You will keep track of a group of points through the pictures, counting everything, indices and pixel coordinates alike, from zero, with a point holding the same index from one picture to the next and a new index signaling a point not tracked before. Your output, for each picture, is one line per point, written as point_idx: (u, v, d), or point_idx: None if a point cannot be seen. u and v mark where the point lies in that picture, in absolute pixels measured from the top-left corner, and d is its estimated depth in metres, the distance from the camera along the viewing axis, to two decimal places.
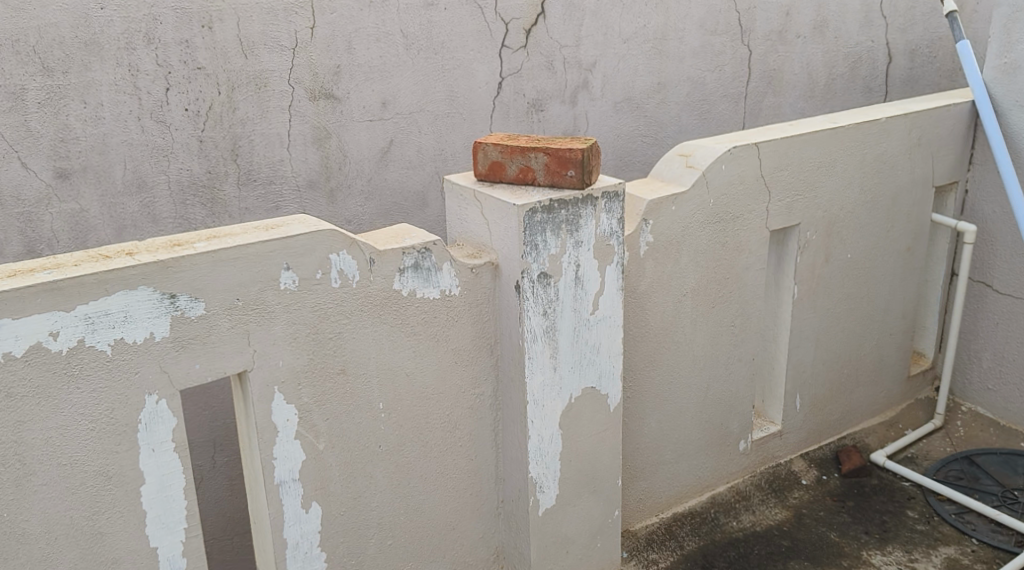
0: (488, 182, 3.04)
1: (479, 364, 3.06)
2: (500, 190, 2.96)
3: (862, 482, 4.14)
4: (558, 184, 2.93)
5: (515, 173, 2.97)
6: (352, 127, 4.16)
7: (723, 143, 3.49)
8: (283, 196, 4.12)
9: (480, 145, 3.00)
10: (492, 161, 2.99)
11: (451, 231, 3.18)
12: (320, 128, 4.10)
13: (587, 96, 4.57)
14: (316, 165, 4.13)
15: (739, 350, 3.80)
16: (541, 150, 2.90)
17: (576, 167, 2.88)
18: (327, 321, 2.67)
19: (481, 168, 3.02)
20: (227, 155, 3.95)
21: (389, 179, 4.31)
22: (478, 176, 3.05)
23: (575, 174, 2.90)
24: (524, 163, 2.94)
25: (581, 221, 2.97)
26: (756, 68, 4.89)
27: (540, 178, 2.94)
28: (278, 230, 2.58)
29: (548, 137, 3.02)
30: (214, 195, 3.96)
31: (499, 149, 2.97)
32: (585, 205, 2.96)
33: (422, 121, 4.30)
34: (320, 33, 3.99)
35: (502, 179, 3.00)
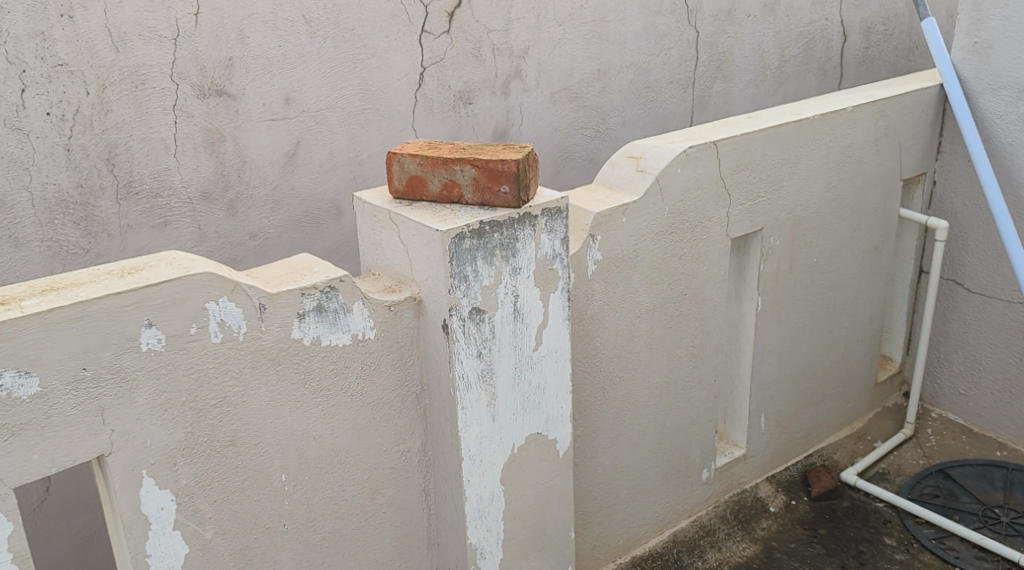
0: (407, 200, 2.57)
1: (405, 416, 2.57)
2: (421, 212, 2.47)
3: (834, 507, 3.76)
4: (491, 202, 2.48)
5: (438, 189, 2.51)
6: (250, 128, 3.63)
7: (677, 142, 3.05)
8: (172, 209, 3.58)
9: (395, 155, 2.53)
10: (411, 175, 2.52)
11: (365, 261, 2.68)
12: (212, 131, 3.57)
13: (520, 87, 4.08)
14: (209, 174, 3.60)
15: (702, 372, 3.37)
16: (469, 160, 2.45)
17: (511, 181, 2.43)
18: (208, 385, 2.16)
19: (397, 183, 2.55)
20: (102, 164, 3.40)
21: (297, 187, 3.79)
22: (395, 194, 2.57)
23: (510, 191, 2.45)
24: (450, 177, 2.49)
25: (518, 244, 2.50)
26: (704, 51, 4.44)
27: (468, 195, 2.49)
28: (137, 275, 2.06)
29: (477, 144, 2.57)
30: (88, 212, 3.41)
31: (419, 159, 2.50)
32: (521, 226, 2.50)
33: (332, 119, 3.77)
34: (206, 21, 3.43)
35: (423, 196, 2.54)
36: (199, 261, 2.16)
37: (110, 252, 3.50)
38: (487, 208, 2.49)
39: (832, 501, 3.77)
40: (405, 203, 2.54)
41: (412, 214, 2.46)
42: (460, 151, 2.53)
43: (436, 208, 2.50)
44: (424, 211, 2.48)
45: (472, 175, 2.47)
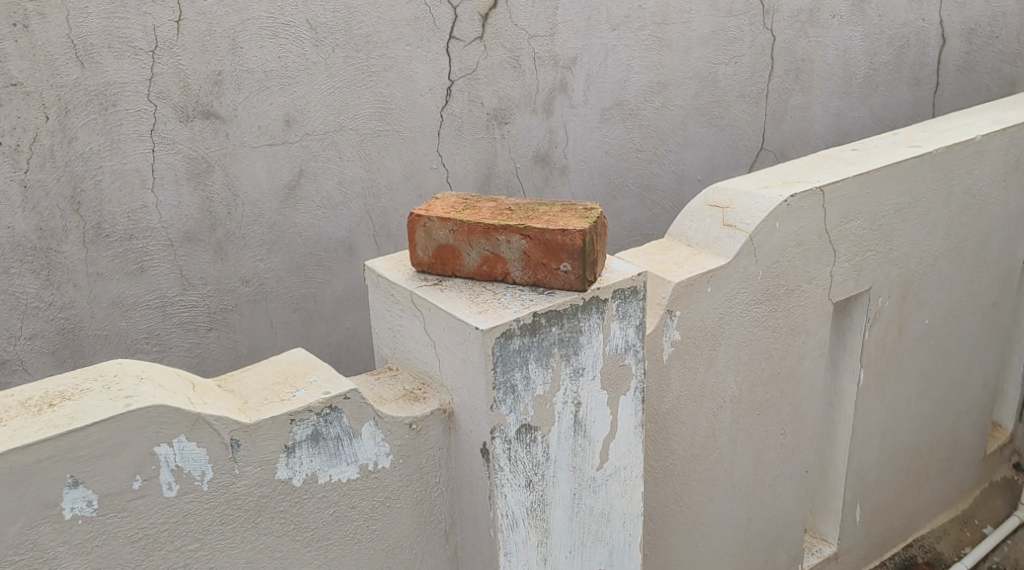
0: (434, 275, 1.97)
1: (429, 558, 1.96)
2: (455, 297, 1.86)
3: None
4: (546, 283, 1.87)
5: (476, 263, 1.91)
6: (244, 157, 3.03)
7: (774, 186, 2.41)
8: (150, 253, 3.02)
9: (418, 217, 1.92)
10: (440, 244, 1.91)
11: (379, 348, 2.08)
12: (197, 160, 2.98)
13: (565, 103, 3.45)
14: (194, 211, 3.03)
15: (792, 463, 2.75)
16: (518, 228, 1.85)
17: (576, 257, 1.82)
18: (158, 554, 1.57)
19: (421, 254, 1.94)
20: (65, 203, 2.83)
21: (300, 224, 3.20)
22: (419, 266, 1.97)
23: (573, 270, 1.83)
24: (493, 249, 1.88)
25: (581, 338, 1.89)
26: (780, 59, 3.79)
27: (516, 272, 1.88)
28: (60, 411, 1.46)
29: (526, 203, 1.96)
30: (50, 260, 2.86)
31: (451, 223, 1.89)
32: (586, 314, 1.88)
33: (344, 143, 3.15)
34: (190, 28, 2.82)
35: (455, 271, 1.93)
36: (162, 395, 1.53)
37: (77, 305, 2.96)
38: (541, 289, 1.88)
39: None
40: (435, 283, 1.92)
41: (444, 301, 1.84)
42: (505, 213, 1.92)
43: (476, 291, 1.89)
44: (459, 294, 1.87)
45: (522, 246, 1.86)
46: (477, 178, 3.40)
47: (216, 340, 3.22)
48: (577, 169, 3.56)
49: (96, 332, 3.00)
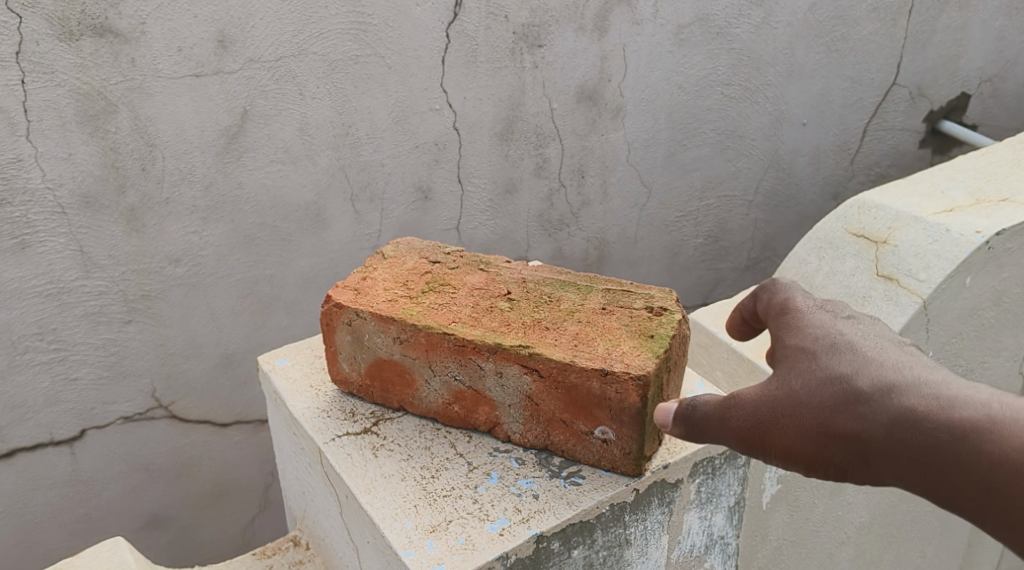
0: (370, 396, 1.51)
1: None
2: (408, 484, 1.37)
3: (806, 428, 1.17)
4: (556, 437, 1.39)
5: (441, 394, 1.44)
6: (160, 92, 2.10)
7: (955, 214, 1.84)
8: (33, 223, 2.10)
9: (352, 307, 1.43)
10: (386, 351, 1.44)
11: (319, 504, 1.54)
12: (91, 95, 2.04)
13: (626, 17, 2.49)
14: (92, 166, 2.11)
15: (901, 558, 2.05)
16: (519, 356, 1.34)
17: (615, 416, 1.32)
18: None
19: (354, 358, 1.48)
20: None
21: (246, 187, 2.28)
22: (343, 379, 1.51)
23: (614, 433, 1.33)
24: (473, 376, 1.40)
25: (645, 542, 1.43)
26: None
27: (509, 415, 1.40)
28: None
29: (528, 293, 1.46)
30: None
31: (408, 328, 1.40)
32: (654, 510, 1.41)
33: (305, 73, 2.21)
34: None
35: (413, 394, 1.47)
36: None
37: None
38: (544, 445, 1.41)
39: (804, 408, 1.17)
40: (369, 433, 1.46)
41: (387, 494, 1.36)
42: (493, 313, 1.41)
43: (440, 460, 1.41)
44: (410, 461, 1.42)
45: (523, 383, 1.37)
46: (498, 122, 2.48)
47: (138, 336, 2.34)
48: (638, 110, 2.65)
49: None
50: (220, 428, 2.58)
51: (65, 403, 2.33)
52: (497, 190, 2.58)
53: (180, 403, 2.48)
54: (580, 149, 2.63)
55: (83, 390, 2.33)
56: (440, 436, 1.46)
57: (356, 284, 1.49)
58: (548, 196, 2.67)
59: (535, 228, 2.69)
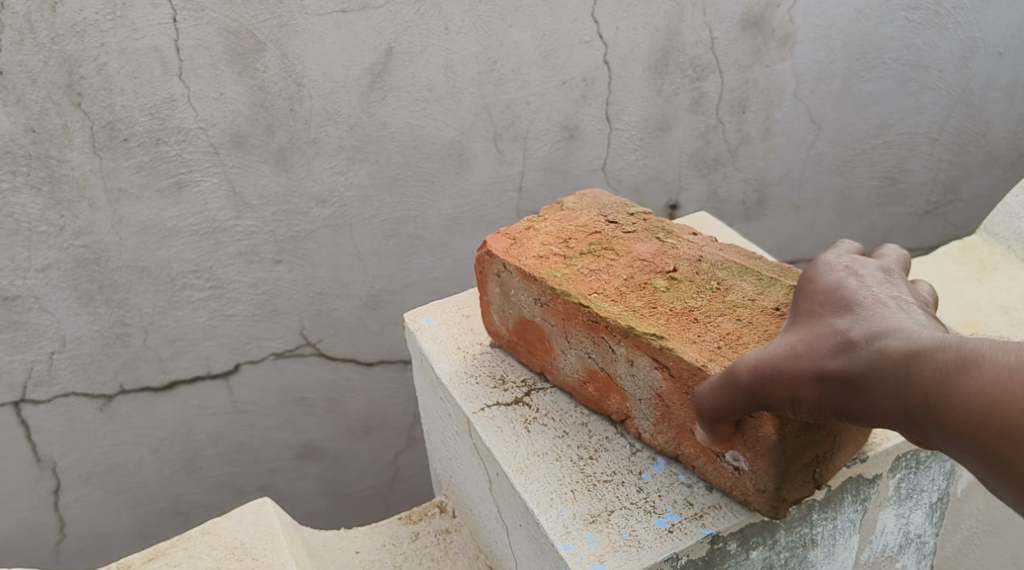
0: (520, 356, 1.52)
1: None
2: (564, 465, 1.34)
3: (826, 388, 1.07)
4: (686, 446, 1.29)
5: (575, 369, 1.40)
6: (307, 30, 2.04)
7: None
8: (188, 163, 2.10)
9: (500, 257, 1.42)
10: (529, 311, 1.42)
11: (469, 479, 1.54)
12: (240, 34, 2.00)
13: None
14: (242, 106, 2.08)
15: None
16: (650, 346, 1.25)
17: (748, 442, 1.19)
18: None
19: (504, 312, 1.47)
20: (61, 93, 1.93)
21: (393, 126, 2.22)
22: (500, 335, 1.52)
23: (746, 462, 1.21)
24: (605, 358, 1.33)
25: (836, 541, 1.34)
26: None
27: (641, 411, 1.32)
28: None
29: (693, 276, 1.36)
30: (53, 173, 2.00)
31: (547, 292, 1.37)
32: (846, 507, 1.32)
33: (451, 7, 2.12)
34: None
35: (551, 363, 1.44)
36: None
37: (99, 229, 2.10)
38: (675, 453, 1.31)
39: (824, 368, 1.07)
40: (522, 404, 1.44)
41: (540, 476, 1.33)
42: (642, 293, 1.33)
43: (600, 439, 1.38)
44: (564, 438, 1.38)
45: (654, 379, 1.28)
46: (653, 54, 2.32)
47: (288, 275, 2.34)
48: (808, 37, 2.44)
49: (131, 264, 2.17)
50: (365, 368, 2.59)
51: (220, 339, 2.36)
52: (649, 128, 2.43)
53: (328, 341, 2.50)
54: (741, 82, 2.44)
55: (238, 327, 2.37)
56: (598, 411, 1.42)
57: (517, 233, 1.47)
58: (704, 133, 2.50)
59: (688, 168, 2.54)
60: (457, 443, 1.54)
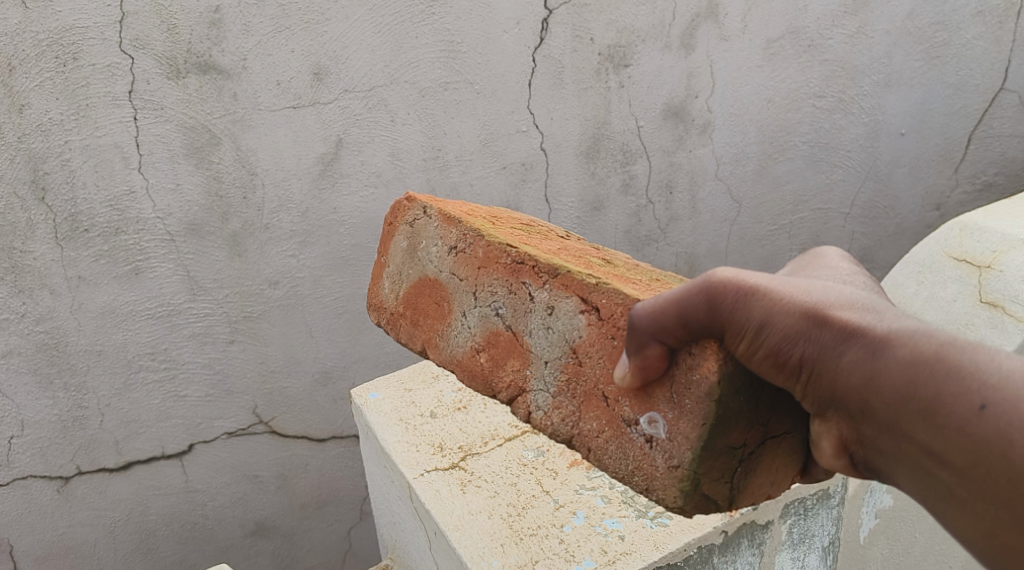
0: (410, 339, 1.45)
1: None
2: (496, 521, 1.53)
3: (819, 330, 1.09)
4: (589, 421, 1.25)
5: (478, 329, 1.35)
6: (260, 124, 2.18)
7: None
8: (145, 250, 2.20)
9: (421, 204, 1.43)
10: (438, 264, 1.40)
11: (410, 537, 1.69)
12: (198, 129, 2.13)
13: (712, 33, 2.52)
14: (198, 196, 2.19)
15: None
16: (581, 285, 1.24)
17: (674, 402, 1.17)
18: None
19: (405, 273, 1.45)
20: (23, 188, 2.03)
21: (343, 211, 2.36)
22: (395, 310, 1.47)
23: (665, 424, 1.17)
24: (517, 312, 1.31)
25: None
26: None
27: (542, 378, 1.29)
28: None
29: (622, 264, 1.38)
30: (16, 263, 2.09)
31: (468, 237, 1.36)
32: (739, 548, 1.56)
33: (397, 101, 2.28)
34: None
35: (443, 327, 1.40)
36: None
37: (59, 315, 2.18)
38: (571, 435, 1.27)
39: (827, 312, 1.10)
40: (458, 468, 1.62)
41: (474, 532, 1.51)
42: (576, 258, 1.34)
43: (528, 496, 1.58)
44: (496, 497, 1.58)
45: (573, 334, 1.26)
46: (585, 140, 2.50)
47: (240, 355, 2.43)
48: (726, 123, 2.66)
49: (89, 348, 2.24)
50: (317, 443, 2.67)
51: (175, 419, 2.43)
52: (585, 208, 2.59)
53: (280, 419, 2.57)
54: (668, 165, 2.63)
55: (192, 407, 2.44)
56: (527, 472, 1.63)
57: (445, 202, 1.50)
58: (636, 212, 2.66)
59: (622, 244, 2.69)
60: (398, 506, 1.70)
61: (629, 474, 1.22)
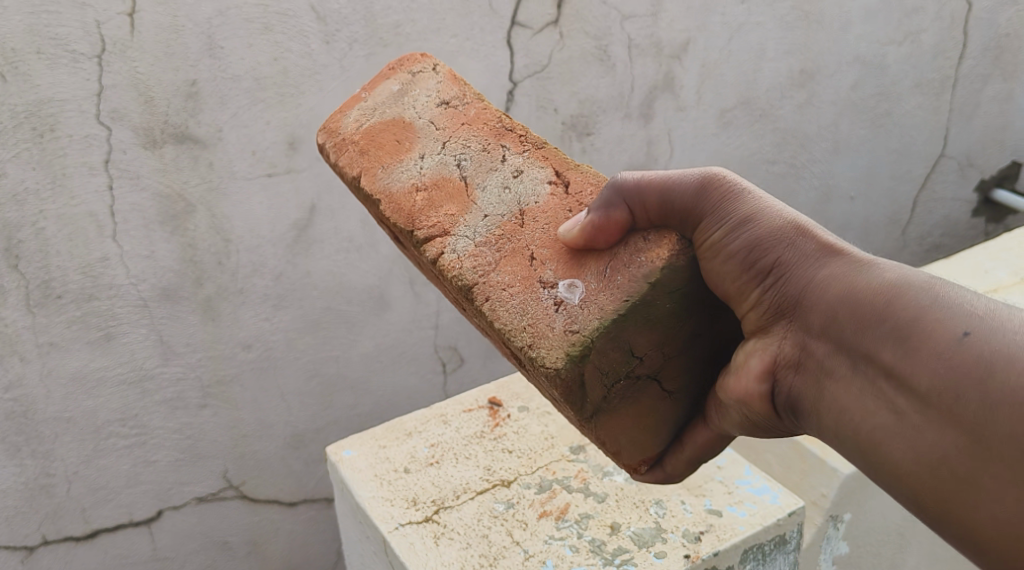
0: (344, 164, 1.43)
1: None
2: None
3: (795, 239, 1.19)
4: (502, 273, 1.28)
5: (427, 169, 1.38)
6: (234, 192, 2.24)
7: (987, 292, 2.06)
8: (118, 316, 2.22)
9: (433, 59, 1.48)
10: (416, 109, 1.44)
11: None
12: (173, 197, 2.17)
13: (669, 103, 2.64)
14: (172, 262, 2.23)
15: None
16: (561, 164, 1.35)
17: (603, 274, 1.23)
18: None
19: (379, 108, 1.45)
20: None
21: (315, 274, 2.42)
22: (343, 136, 1.44)
23: (584, 291, 1.23)
24: (479, 166, 1.37)
25: None
26: (979, 32, 3.11)
27: (472, 227, 1.32)
28: None
29: None
30: None
31: (466, 98, 1.44)
32: None
33: None
34: (152, 25, 2.02)
35: (394, 162, 1.40)
36: None
37: (29, 383, 2.19)
38: (475, 279, 1.28)
39: (808, 228, 1.20)
40: (430, 522, 1.67)
41: None
42: None
43: (499, 548, 1.63)
44: (468, 550, 1.62)
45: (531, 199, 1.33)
46: None
47: (212, 419, 2.44)
48: None
49: (59, 415, 2.25)
50: (287, 507, 2.67)
51: (144, 485, 2.43)
52: None
53: (250, 483, 2.58)
54: None
55: (162, 472, 2.44)
56: (497, 524, 1.67)
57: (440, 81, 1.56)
58: None
59: None
60: (376, 561, 1.75)
61: (519, 327, 1.23)
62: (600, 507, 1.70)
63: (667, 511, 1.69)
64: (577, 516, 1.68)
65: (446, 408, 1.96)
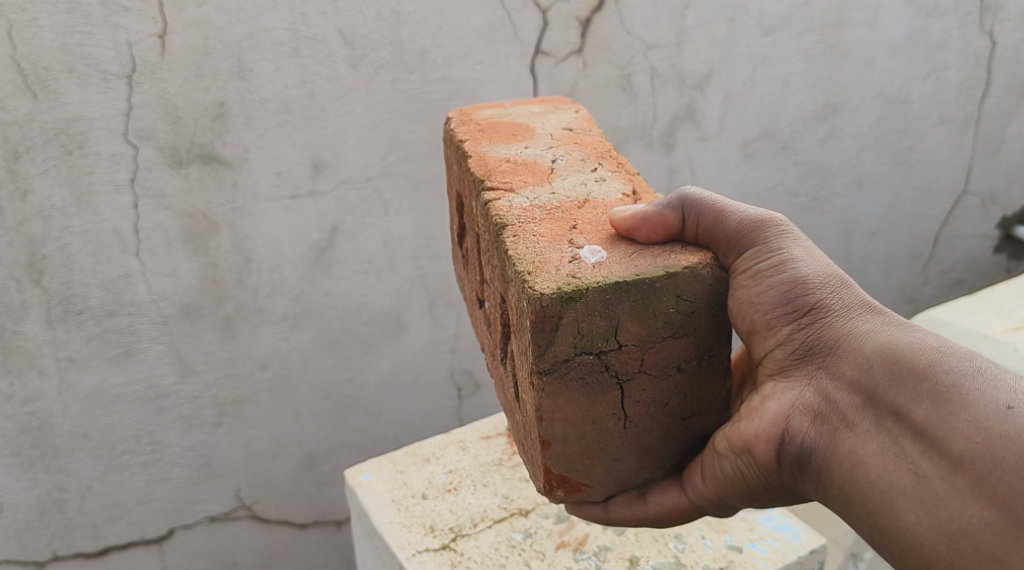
0: (466, 134, 1.62)
1: None
2: None
3: (835, 291, 1.23)
4: (540, 226, 1.31)
5: (526, 155, 1.52)
6: (258, 212, 2.25)
7: (1009, 330, 2.04)
8: (137, 333, 2.23)
9: (579, 107, 1.71)
10: (546, 126, 1.63)
11: None
12: (196, 216, 2.19)
13: (691, 134, 2.64)
14: (193, 281, 2.24)
15: None
16: (642, 185, 1.43)
17: (629, 255, 1.24)
18: None
19: (518, 119, 1.67)
20: (22, 270, 2.07)
21: (334, 296, 2.42)
22: (476, 124, 1.65)
23: (604, 258, 1.23)
24: (570, 165, 1.48)
25: None
26: (1005, 71, 3.09)
27: (535, 193, 1.40)
28: None
29: None
30: (9, 344, 2.12)
31: (590, 131, 1.60)
32: None
33: (390, 192, 2.37)
34: (181, 46, 2.03)
35: (503, 143, 1.57)
36: None
37: (47, 396, 2.20)
38: (514, 223, 1.32)
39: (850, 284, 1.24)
40: (448, 549, 1.66)
41: None
42: None
43: None
44: None
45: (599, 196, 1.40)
46: None
47: (226, 438, 2.44)
48: None
49: (75, 430, 2.26)
50: (299, 528, 2.67)
51: (156, 502, 2.42)
52: None
53: (262, 503, 2.58)
54: None
55: (175, 490, 2.43)
56: (515, 554, 1.66)
57: None
58: None
59: None
60: None
61: (529, 259, 1.23)
62: (619, 539, 1.69)
63: (687, 545, 1.67)
64: (596, 548, 1.67)
65: (465, 434, 1.95)
